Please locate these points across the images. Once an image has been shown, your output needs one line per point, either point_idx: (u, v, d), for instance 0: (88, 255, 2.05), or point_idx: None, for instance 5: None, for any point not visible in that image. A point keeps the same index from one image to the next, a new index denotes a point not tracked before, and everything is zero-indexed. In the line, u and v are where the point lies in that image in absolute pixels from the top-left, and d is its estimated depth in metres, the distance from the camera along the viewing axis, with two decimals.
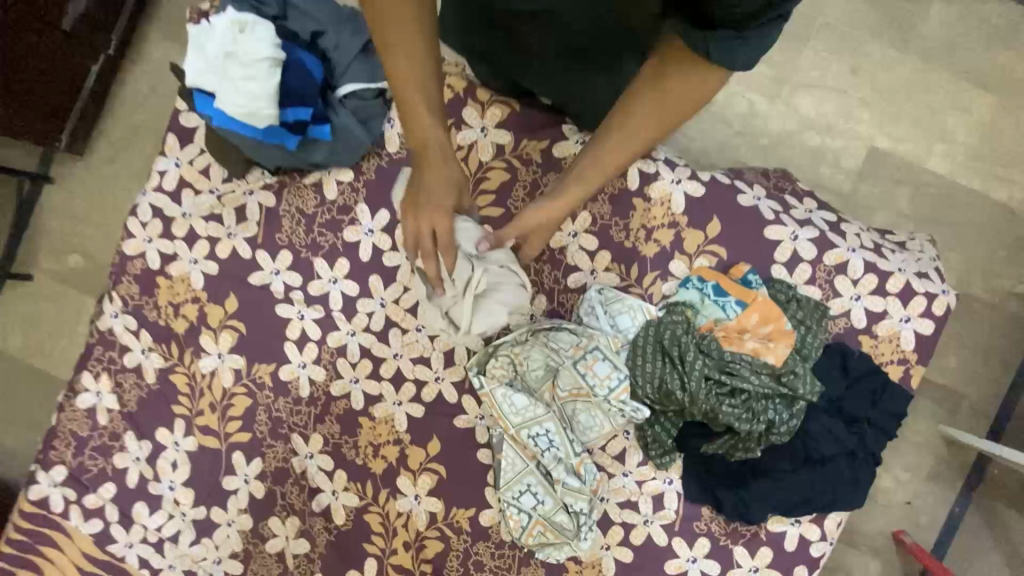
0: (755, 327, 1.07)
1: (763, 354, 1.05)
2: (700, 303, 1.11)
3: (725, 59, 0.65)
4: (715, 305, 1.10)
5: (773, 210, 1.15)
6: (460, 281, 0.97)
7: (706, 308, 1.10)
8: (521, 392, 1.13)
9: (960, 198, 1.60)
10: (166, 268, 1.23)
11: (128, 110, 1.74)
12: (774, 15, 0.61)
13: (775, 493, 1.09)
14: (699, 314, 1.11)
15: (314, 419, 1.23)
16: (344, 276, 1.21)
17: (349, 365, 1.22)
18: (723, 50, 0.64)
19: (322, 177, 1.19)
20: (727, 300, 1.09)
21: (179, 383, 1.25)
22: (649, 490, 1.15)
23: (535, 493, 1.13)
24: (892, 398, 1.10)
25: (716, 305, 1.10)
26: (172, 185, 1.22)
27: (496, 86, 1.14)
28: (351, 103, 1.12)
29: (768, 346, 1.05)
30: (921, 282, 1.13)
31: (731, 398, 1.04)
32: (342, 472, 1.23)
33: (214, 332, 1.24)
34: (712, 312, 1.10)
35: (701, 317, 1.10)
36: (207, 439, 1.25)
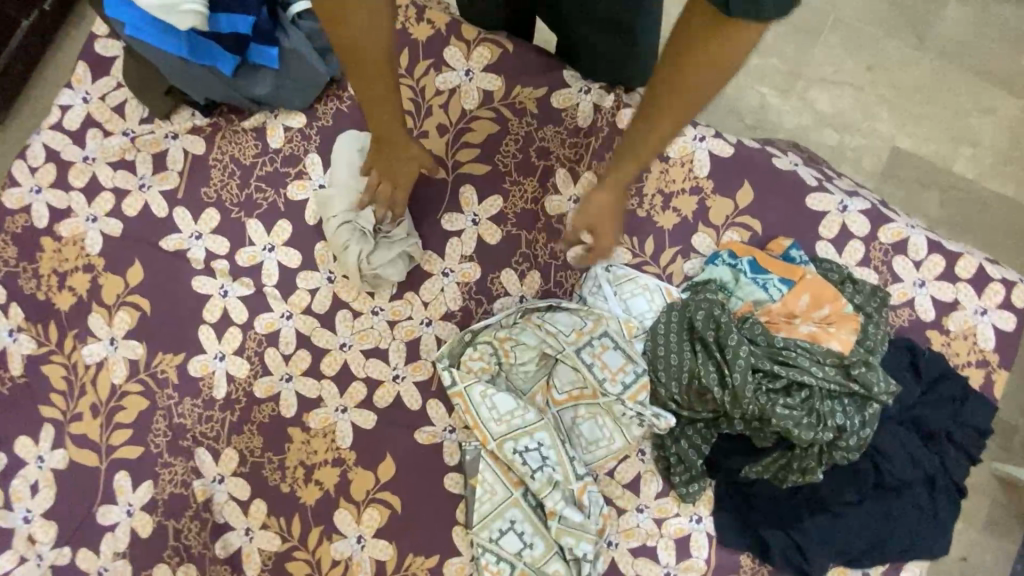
0: (806, 310, 0.85)
1: (823, 341, 0.83)
2: (734, 281, 0.89)
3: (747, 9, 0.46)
4: (753, 284, 0.88)
5: (815, 177, 0.96)
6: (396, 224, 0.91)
7: (741, 285, 0.88)
8: (505, 392, 0.88)
9: (993, 204, 1.44)
10: (55, 226, 0.96)
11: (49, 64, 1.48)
12: None
13: (838, 536, 0.83)
14: (737, 295, 0.88)
15: (229, 429, 0.93)
16: (283, 243, 0.95)
17: (281, 359, 0.94)
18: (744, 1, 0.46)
19: (265, 121, 0.96)
20: (770, 276, 0.87)
21: (55, 378, 0.95)
22: (670, 532, 0.87)
23: (521, 534, 0.86)
24: (977, 410, 0.87)
25: (755, 283, 0.88)
26: (75, 123, 0.97)
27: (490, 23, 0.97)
28: (306, 25, 0.93)
29: (829, 331, 0.83)
30: (994, 267, 0.93)
31: (787, 398, 0.80)
32: (261, 503, 0.91)
33: (109, 310, 0.95)
34: (750, 292, 0.88)
35: (736, 299, 0.88)
36: (83, 454, 0.93)
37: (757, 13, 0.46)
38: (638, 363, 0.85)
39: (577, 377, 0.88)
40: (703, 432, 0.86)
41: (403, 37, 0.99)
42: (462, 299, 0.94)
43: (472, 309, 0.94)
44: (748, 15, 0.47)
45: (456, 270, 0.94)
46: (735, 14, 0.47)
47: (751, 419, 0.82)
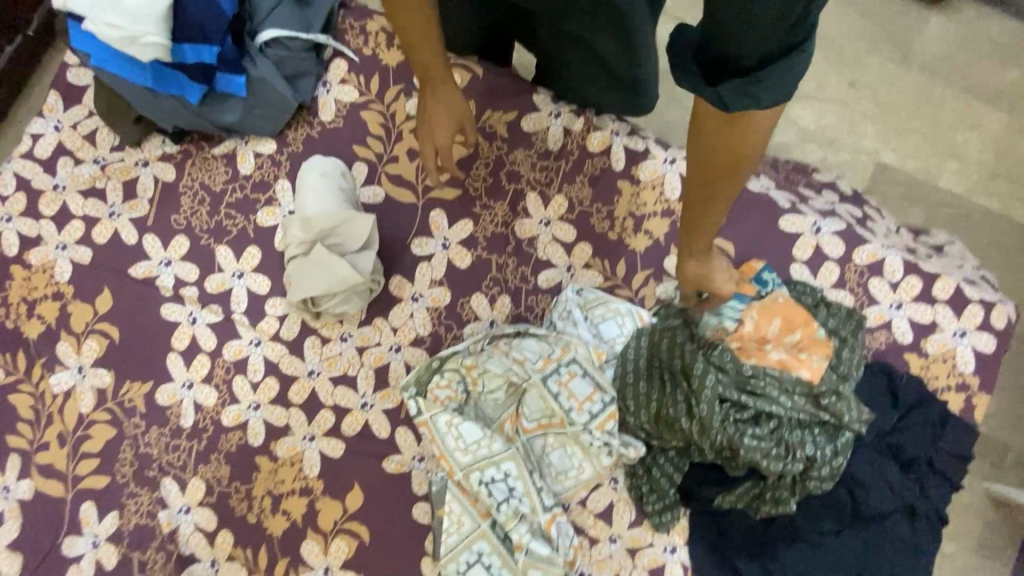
0: (778, 335, 0.83)
1: (794, 368, 0.81)
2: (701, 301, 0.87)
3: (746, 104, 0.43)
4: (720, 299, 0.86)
5: (788, 199, 0.94)
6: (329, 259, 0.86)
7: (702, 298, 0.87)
8: (473, 421, 0.87)
9: (978, 219, 1.42)
10: (25, 254, 0.96)
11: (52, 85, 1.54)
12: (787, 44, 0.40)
13: (814, 567, 0.81)
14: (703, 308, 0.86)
15: (195, 458, 0.92)
16: (252, 269, 0.95)
17: (249, 387, 0.93)
18: (741, 100, 0.43)
19: (235, 147, 0.96)
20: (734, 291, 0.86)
21: (21, 407, 0.94)
22: (644, 563, 0.84)
23: (489, 567, 0.83)
24: (956, 437, 0.85)
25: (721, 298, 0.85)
26: (46, 151, 0.97)
27: (458, 44, 0.96)
28: (274, 52, 0.91)
29: (800, 358, 0.81)
30: (972, 288, 0.91)
31: (754, 428, 0.78)
32: (227, 533, 0.90)
33: (77, 338, 0.95)
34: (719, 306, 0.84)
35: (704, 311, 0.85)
36: (47, 484, 0.92)
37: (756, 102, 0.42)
38: (606, 390, 0.85)
39: (545, 406, 0.86)
40: (674, 462, 0.84)
41: (372, 62, 0.97)
42: (432, 324, 0.93)
43: (442, 335, 0.93)
44: (749, 109, 0.43)
45: (425, 295, 0.93)
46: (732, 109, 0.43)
47: (719, 450, 0.80)
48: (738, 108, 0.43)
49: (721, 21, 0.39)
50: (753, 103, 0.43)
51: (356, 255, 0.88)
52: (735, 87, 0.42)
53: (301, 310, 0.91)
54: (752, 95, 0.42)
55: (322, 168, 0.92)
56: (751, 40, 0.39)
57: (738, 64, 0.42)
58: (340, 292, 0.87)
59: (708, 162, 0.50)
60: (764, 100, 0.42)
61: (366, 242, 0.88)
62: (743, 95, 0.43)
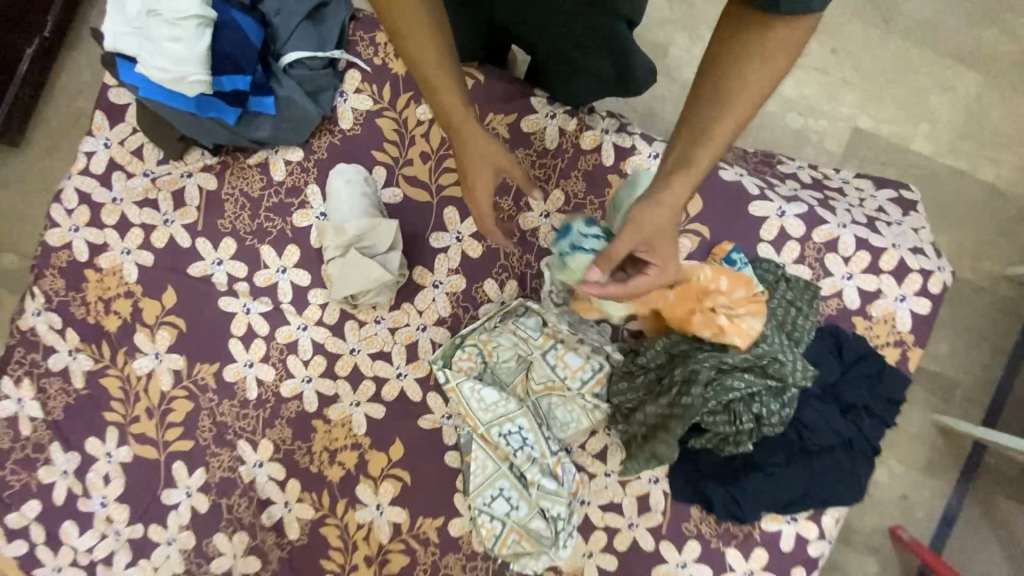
0: (727, 291, 0.94)
1: (729, 334, 0.93)
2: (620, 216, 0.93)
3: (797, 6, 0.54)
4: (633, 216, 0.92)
5: (758, 185, 1.08)
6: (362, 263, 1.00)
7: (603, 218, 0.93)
8: (490, 386, 1.05)
9: (945, 179, 1.54)
10: (95, 259, 1.11)
11: (75, 84, 1.64)
12: None
13: (769, 490, 1.00)
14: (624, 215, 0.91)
15: (262, 424, 1.11)
16: (294, 265, 1.10)
17: (301, 364, 1.10)
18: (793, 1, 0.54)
19: (267, 157, 1.08)
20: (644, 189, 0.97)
21: (111, 388, 1.12)
22: (633, 491, 1.05)
23: (509, 498, 1.04)
24: (890, 384, 1.03)
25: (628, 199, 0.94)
26: (101, 167, 1.10)
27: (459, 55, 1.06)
28: (297, 73, 1.02)
29: (735, 323, 0.93)
30: (915, 258, 1.05)
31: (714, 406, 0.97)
32: (295, 481, 1.11)
33: (151, 329, 1.11)
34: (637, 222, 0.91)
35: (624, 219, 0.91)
36: (143, 449, 1.12)
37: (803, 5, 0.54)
38: (596, 361, 1.04)
39: (550, 372, 1.04)
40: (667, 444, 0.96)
41: (383, 72, 1.06)
42: (452, 307, 1.09)
43: (460, 315, 1.09)
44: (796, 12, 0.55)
45: (444, 282, 1.09)
46: (782, 10, 0.54)
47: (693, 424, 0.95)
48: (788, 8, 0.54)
49: None
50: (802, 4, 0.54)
51: (388, 259, 1.02)
52: None
53: (346, 305, 1.07)
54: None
55: (348, 176, 1.05)
56: None
57: None
58: (375, 288, 1.02)
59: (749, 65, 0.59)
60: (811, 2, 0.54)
61: (391, 243, 1.03)
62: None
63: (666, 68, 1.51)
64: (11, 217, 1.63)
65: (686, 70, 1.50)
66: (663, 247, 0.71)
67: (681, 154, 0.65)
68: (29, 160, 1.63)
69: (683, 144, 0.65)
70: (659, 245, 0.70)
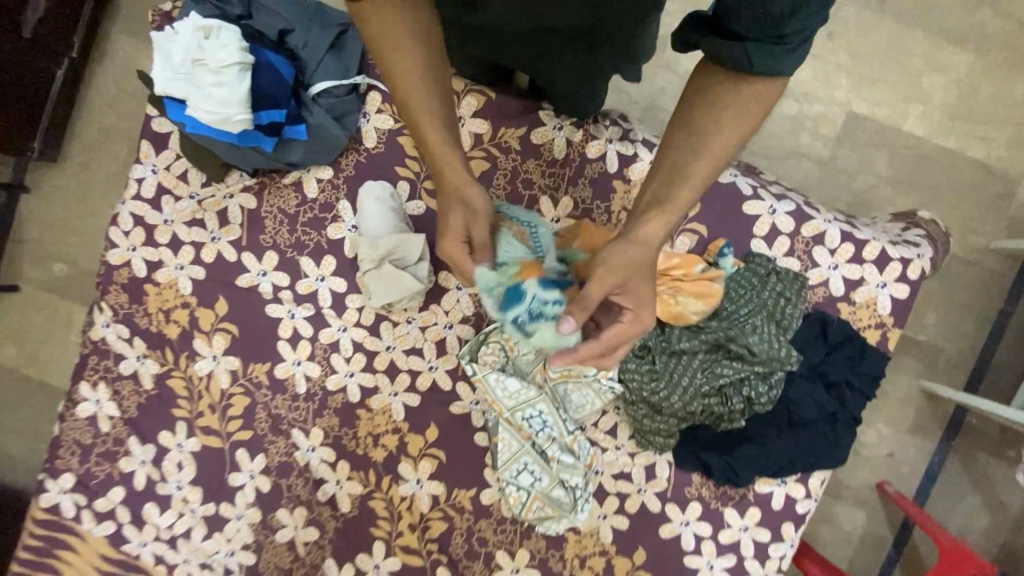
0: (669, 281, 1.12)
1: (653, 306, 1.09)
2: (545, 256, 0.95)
3: (768, 63, 0.61)
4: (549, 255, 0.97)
5: (751, 186, 1.18)
6: (396, 275, 1.12)
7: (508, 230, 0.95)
8: (513, 376, 1.18)
9: (936, 158, 1.61)
10: (153, 275, 1.24)
11: (103, 99, 1.73)
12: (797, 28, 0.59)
13: (761, 458, 1.14)
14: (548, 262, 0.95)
15: (313, 414, 1.26)
16: (331, 273, 1.21)
17: (344, 360, 1.24)
18: (765, 58, 0.61)
19: (300, 176, 1.19)
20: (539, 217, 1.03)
21: (177, 387, 1.27)
22: (641, 462, 1.20)
23: (532, 472, 1.17)
24: (871, 362, 1.14)
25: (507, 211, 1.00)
26: (151, 192, 1.22)
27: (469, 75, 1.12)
28: (325, 100, 1.12)
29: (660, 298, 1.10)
30: (895, 249, 1.16)
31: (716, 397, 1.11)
32: (345, 462, 1.26)
33: (208, 335, 1.25)
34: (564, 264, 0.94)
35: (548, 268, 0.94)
36: (209, 439, 1.28)
37: (774, 63, 0.61)
38: None
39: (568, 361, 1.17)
40: (666, 422, 1.13)
41: None
42: (475, 306, 1.21)
43: (483, 313, 1.21)
44: (768, 69, 0.62)
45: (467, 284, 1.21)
46: (755, 67, 0.62)
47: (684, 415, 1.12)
48: (761, 64, 0.61)
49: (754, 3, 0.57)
50: (772, 62, 0.61)
51: (419, 271, 1.15)
52: (761, 50, 0.61)
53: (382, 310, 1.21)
54: (773, 55, 0.61)
55: (377, 194, 1.15)
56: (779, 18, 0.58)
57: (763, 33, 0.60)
58: (407, 296, 1.15)
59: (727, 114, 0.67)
60: (780, 62, 0.61)
61: (419, 254, 1.15)
62: (764, 57, 0.61)
63: (666, 61, 1.57)
64: (59, 228, 1.76)
65: (686, 63, 1.56)
66: (639, 286, 0.75)
67: (658, 195, 0.71)
68: (67, 173, 1.75)
69: (660, 184, 0.72)
70: (633, 281, 0.73)
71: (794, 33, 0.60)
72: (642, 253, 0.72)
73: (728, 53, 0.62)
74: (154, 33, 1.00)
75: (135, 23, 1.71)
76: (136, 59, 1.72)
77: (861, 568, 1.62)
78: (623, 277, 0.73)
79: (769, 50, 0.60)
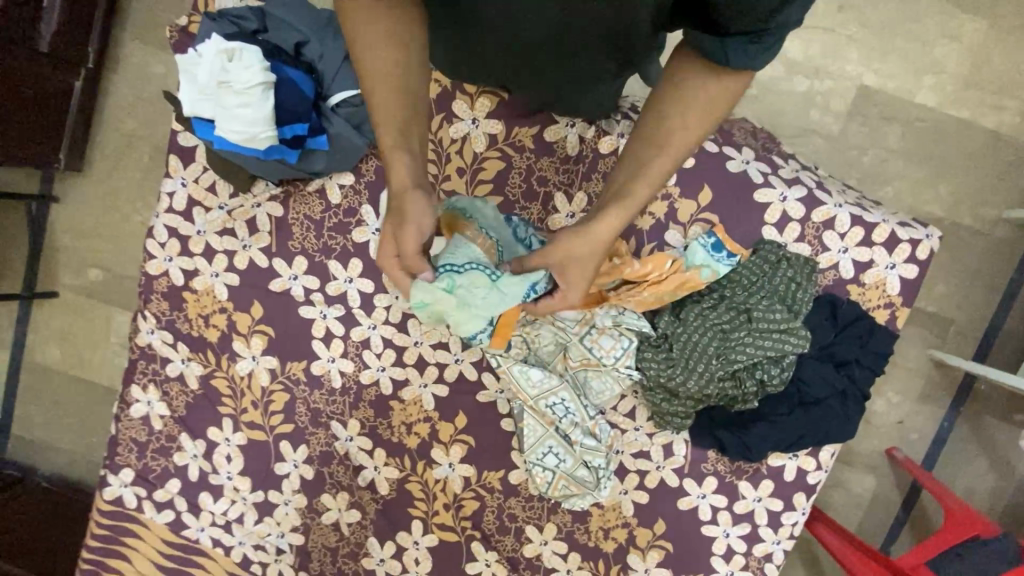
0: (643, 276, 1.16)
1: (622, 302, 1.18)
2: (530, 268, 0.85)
3: (743, 63, 0.62)
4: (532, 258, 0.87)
5: (762, 173, 1.22)
6: None
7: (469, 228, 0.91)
8: (536, 366, 1.24)
9: (948, 129, 1.60)
10: (191, 283, 1.32)
11: (121, 107, 1.77)
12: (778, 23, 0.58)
13: (773, 434, 1.19)
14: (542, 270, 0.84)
15: (349, 407, 1.34)
16: (358, 275, 1.27)
17: (375, 356, 1.31)
18: (741, 57, 0.62)
19: (324, 183, 1.23)
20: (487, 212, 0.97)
21: (221, 386, 1.36)
22: (659, 441, 1.27)
23: (557, 454, 1.24)
24: (879, 340, 1.19)
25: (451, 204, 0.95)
26: (182, 205, 1.29)
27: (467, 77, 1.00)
28: (344, 110, 1.16)
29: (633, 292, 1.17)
30: (904, 230, 1.19)
31: (727, 380, 1.17)
32: (381, 450, 1.35)
33: (246, 337, 1.32)
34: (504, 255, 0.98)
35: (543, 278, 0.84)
36: (254, 433, 1.37)
37: (751, 60, 0.62)
38: (628, 340, 1.21)
39: (587, 351, 1.22)
40: (683, 405, 1.20)
41: None
42: None
43: None
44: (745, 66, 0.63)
45: None
46: (730, 65, 0.63)
47: (700, 397, 1.19)
48: (736, 63, 0.62)
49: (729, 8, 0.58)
50: (749, 61, 0.62)
51: None
52: (737, 50, 0.61)
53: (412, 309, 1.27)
54: (750, 54, 0.61)
55: None
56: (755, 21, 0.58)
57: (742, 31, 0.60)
58: None
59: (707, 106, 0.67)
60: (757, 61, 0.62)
61: None
62: (741, 58, 0.62)
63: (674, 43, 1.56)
64: (90, 236, 1.83)
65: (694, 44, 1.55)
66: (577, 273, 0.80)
67: (619, 187, 0.75)
68: (93, 182, 1.81)
69: (623, 179, 0.74)
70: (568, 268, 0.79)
71: (774, 29, 0.59)
72: (592, 246, 0.77)
73: (707, 46, 0.63)
74: (179, 55, 1.05)
75: (145, 27, 1.73)
76: (149, 65, 1.75)
77: (871, 528, 1.71)
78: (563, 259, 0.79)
79: (743, 47, 0.61)
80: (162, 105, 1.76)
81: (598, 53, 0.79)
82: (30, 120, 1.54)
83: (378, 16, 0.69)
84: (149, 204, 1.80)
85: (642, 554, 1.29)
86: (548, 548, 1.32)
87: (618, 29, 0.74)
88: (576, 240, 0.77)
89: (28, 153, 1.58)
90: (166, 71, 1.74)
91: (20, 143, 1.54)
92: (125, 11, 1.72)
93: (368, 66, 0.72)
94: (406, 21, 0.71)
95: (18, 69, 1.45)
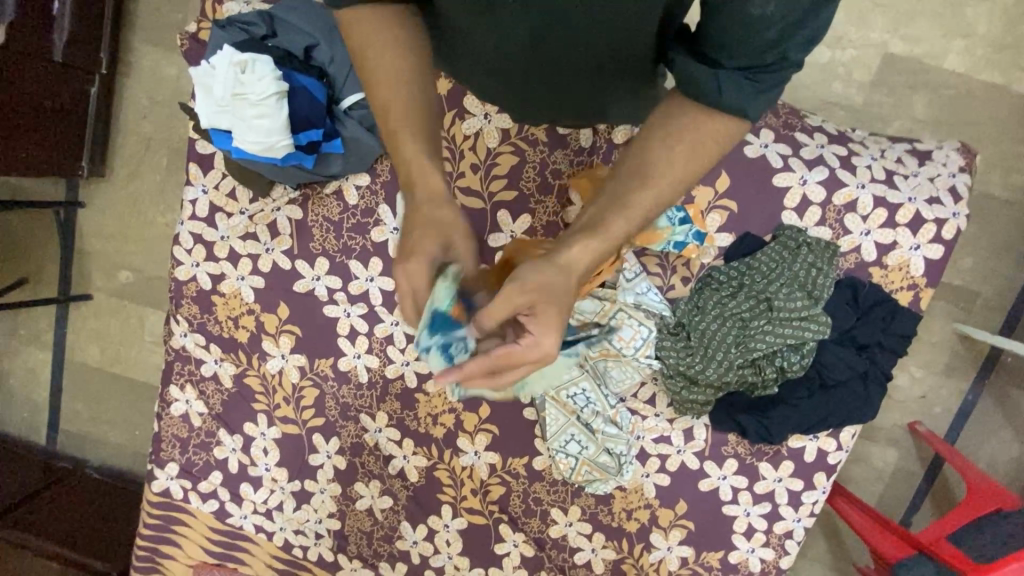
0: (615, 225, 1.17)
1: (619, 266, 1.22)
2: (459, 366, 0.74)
3: (738, 101, 0.56)
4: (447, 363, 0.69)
5: (781, 157, 1.20)
6: None
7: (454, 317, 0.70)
8: None
9: (978, 95, 1.53)
10: (218, 286, 1.36)
11: (137, 111, 1.79)
12: (776, 54, 0.55)
13: (794, 418, 1.19)
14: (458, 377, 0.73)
15: (376, 400, 1.38)
16: (379, 273, 1.28)
17: (399, 351, 1.33)
18: (736, 92, 0.56)
19: (340, 185, 1.25)
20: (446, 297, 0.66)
21: (253, 384, 1.41)
22: (679, 426, 1.29)
23: (579, 441, 1.28)
24: (902, 321, 1.17)
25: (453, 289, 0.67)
26: (204, 211, 1.33)
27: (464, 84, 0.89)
28: (357, 112, 1.18)
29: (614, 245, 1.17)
30: (931, 209, 1.17)
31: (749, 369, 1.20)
32: (409, 440, 1.40)
33: (274, 336, 1.37)
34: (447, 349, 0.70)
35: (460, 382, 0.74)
36: (288, 427, 1.43)
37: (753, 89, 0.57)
38: (647, 330, 1.22)
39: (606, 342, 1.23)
40: (703, 393, 1.21)
41: None
42: None
43: None
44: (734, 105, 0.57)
45: None
46: (724, 101, 0.57)
47: (720, 385, 1.20)
48: (729, 96, 0.56)
49: (727, 31, 0.54)
50: (742, 97, 0.56)
51: None
52: (731, 82, 0.56)
53: None
54: (743, 90, 0.56)
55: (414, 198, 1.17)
56: (751, 50, 0.54)
57: (738, 65, 0.56)
58: None
59: (701, 145, 0.60)
60: (750, 98, 0.57)
61: None
62: (734, 90, 0.56)
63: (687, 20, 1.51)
64: (118, 239, 1.89)
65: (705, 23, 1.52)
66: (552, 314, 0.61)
67: (591, 220, 0.63)
68: (116, 187, 1.85)
69: (596, 211, 0.64)
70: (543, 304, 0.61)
71: (771, 61, 0.56)
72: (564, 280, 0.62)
73: (701, 74, 0.57)
74: (194, 69, 1.08)
75: (155, 29, 1.73)
76: (162, 67, 1.76)
77: (892, 501, 1.73)
78: (531, 297, 0.61)
79: (739, 82, 0.56)
80: (176, 108, 1.78)
81: (606, 62, 0.71)
82: (52, 130, 1.58)
83: (382, 27, 0.66)
84: (171, 206, 1.84)
85: (664, 533, 1.33)
86: (573, 529, 1.36)
87: (624, 43, 0.68)
88: (543, 273, 0.62)
89: (49, 163, 1.61)
90: (178, 72, 1.75)
91: (45, 154, 1.58)
92: (134, 15, 1.73)
93: (376, 75, 0.67)
94: (405, 28, 0.67)
95: (33, 80, 1.47)
